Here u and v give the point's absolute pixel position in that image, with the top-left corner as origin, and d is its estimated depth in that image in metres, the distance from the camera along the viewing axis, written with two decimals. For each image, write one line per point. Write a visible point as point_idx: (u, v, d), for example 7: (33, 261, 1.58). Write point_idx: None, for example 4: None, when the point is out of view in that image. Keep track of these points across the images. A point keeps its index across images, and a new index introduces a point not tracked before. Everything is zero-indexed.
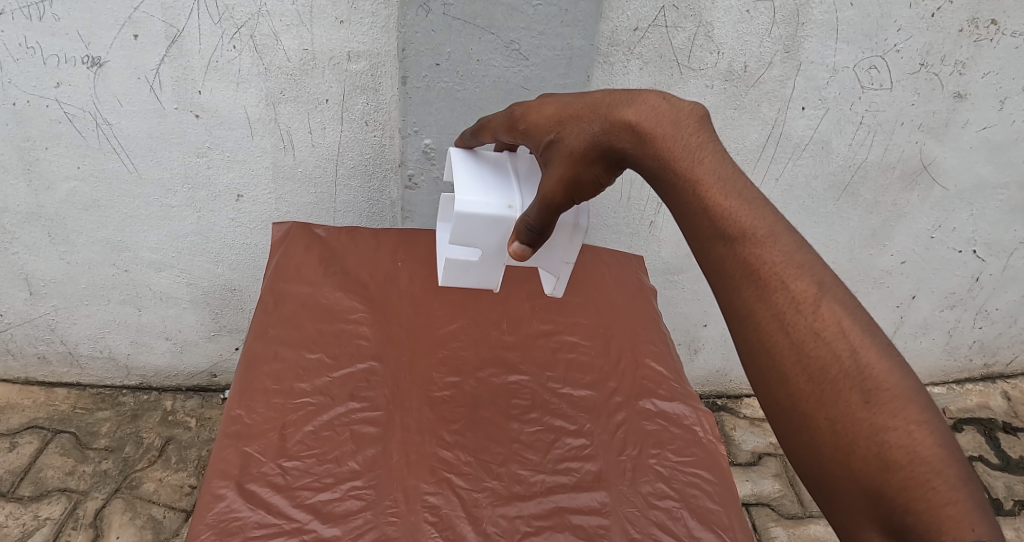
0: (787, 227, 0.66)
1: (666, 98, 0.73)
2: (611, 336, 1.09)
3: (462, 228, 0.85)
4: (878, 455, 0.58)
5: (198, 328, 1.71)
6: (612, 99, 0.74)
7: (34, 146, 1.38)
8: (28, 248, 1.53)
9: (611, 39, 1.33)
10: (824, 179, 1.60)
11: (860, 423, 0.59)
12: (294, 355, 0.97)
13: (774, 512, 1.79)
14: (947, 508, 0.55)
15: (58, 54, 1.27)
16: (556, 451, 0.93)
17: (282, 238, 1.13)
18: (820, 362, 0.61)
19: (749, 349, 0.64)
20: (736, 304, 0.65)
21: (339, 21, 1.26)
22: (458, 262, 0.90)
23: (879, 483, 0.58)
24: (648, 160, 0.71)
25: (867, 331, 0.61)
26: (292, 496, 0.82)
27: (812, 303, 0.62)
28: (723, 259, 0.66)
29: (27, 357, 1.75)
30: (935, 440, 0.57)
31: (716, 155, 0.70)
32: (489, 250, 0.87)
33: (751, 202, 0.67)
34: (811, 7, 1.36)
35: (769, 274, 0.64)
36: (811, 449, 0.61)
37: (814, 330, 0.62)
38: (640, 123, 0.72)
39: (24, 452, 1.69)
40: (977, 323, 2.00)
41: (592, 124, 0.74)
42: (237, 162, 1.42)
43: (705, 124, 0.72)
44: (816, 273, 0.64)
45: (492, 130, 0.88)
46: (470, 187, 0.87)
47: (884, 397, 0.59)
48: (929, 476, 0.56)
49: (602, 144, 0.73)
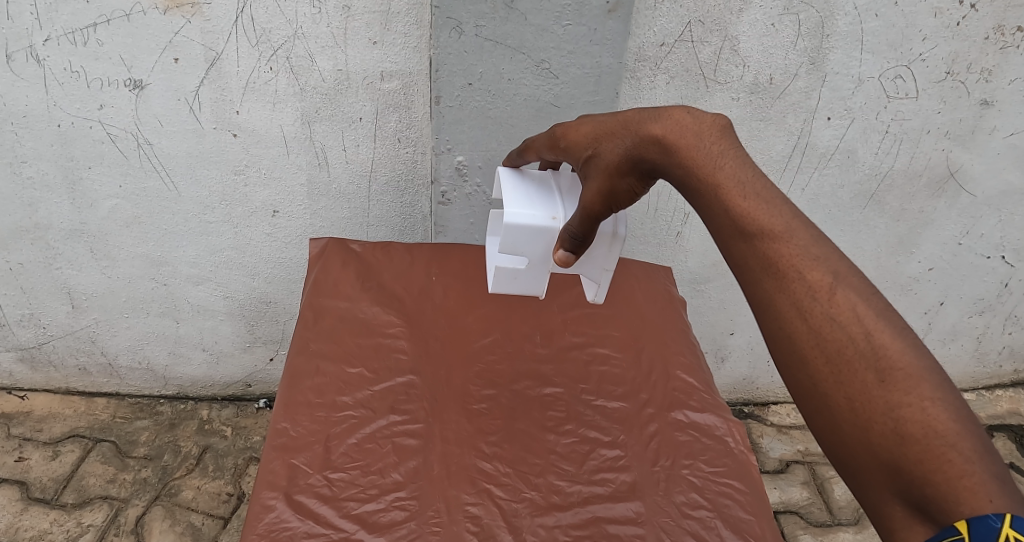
0: (806, 223, 0.68)
1: (689, 111, 0.75)
2: (641, 348, 1.11)
3: (509, 239, 0.88)
4: (894, 430, 0.59)
5: (233, 339, 1.76)
6: (641, 116, 0.77)
7: (78, 165, 1.43)
8: (71, 263, 1.59)
9: (637, 54, 1.36)
10: (850, 188, 1.61)
11: (876, 400, 0.61)
12: (335, 370, 1.00)
13: (803, 519, 1.80)
14: (964, 479, 0.57)
15: (101, 77, 1.32)
16: (592, 462, 0.95)
17: (319, 253, 1.17)
18: (836, 345, 0.63)
19: (772, 337, 0.67)
20: (759, 296, 0.67)
21: (372, 42, 1.29)
22: (505, 270, 0.92)
23: (897, 457, 0.59)
24: (674, 169, 0.74)
25: (883, 316, 0.63)
26: (339, 506, 0.86)
27: (828, 290, 0.64)
28: (744, 254, 0.68)
29: (69, 368, 1.81)
30: (949, 415, 0.59)
31: (738, 161, 0.72)
32: (535, 258, 0.90)
33: (770, 201, 0.69)
34: (835, 19, 1.37)
35: (786, 266, 0.66)
36: (833, 427, 0.63)
37: (830, 316, 0.63)
38: (665, 136, 0.74)
39: (67, 460, 1.75)
40: (1007, 329, 1.99)
41: (623, 140, 0.78)
42: (273, 179, 1.46)
43: (727, 133, 0.74)
44: (833, 264, 0.66)
45: (535, 149, 0.94)
46: (517, 201, 0.90)
47: (898, 376, 0.60)
48: (944, 448, 0.58)
49: (633, 158, 0.77)
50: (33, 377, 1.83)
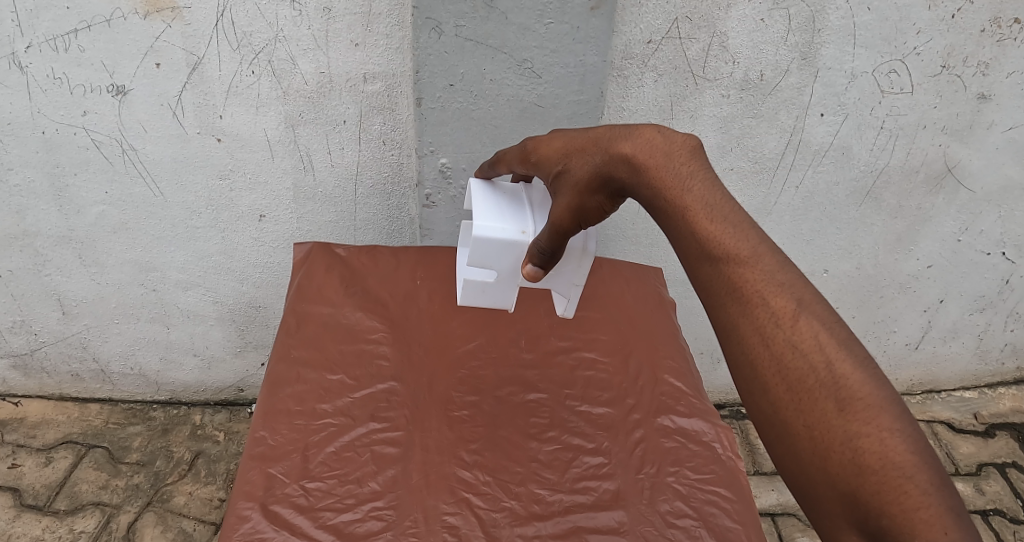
0: (772, 248, 0.67)
1: (661, 131, 0.74)
2: (629, 353, 1.09)
3: (478, 252, 0.87)
4: (852, 459, 0.59)
5: (224, 344, 1.74)
6: (612, 133, 0.76)
7: (64, 172, 1.42)
8: (59, 270, 1.58)
9: (624, 52, 1.33)
10: (845, 186, 1.59)
11: (835, 429, 0.60)
12: (317, 377, 0.99)
13: (800, 522, 1.77)
14: (920, 511, 0.56)
15: (84, 83, 1.30)
16: (574, 470, 0.93)
17: (304, 258, 1.15)
18: (797, 373, 0.62)
19: (735, 362, 0.66)
20: (722, 320, 0.67)
21: (353, 44, 1.27)
22: (474, 283, 0.91)
23: (855, 486, 0.58)
24: (643, 190, 0.73)
25: (844, 345, 0.62)
26: (315, 516, 0.84)
27: (792, 318, 0.63)
28: (710, 278, 0.68)
29: (62, 375, 1.80)
30: (908, 447, 0.58)
31: (707, 183, 0.70)
32: (503, 272, 0.89)
33: (737, 225, 0.68)
34: (827, 12, 1.35)
35: (750, 292, 0.65)
36: (792, 454, 0.62)
37: (792, 343, 0.63)
38: (635, 155, 0.73)
39: (59, 467, 1.74)
40: (1009, 326, 1.96)
41: (594, 156, 0.77)
42: (259, 184, 1.45)
43: (698, 154, 0.72)
44: (798, 291, 0.65)
45: (507, 162, 0.92)
46: (486, 213, 0.89)
47: (858, 406, 0.60)
48: (901, 480, 0.57)
49: (603, 175, 0.76)
50: (27, 384, 1.82)
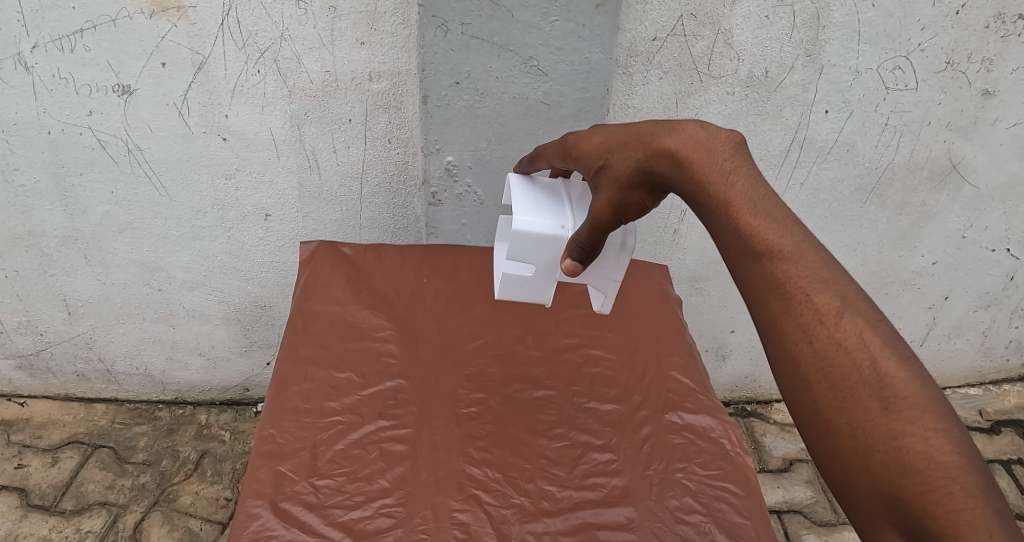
0: (816, 244, 0.67)
1: (703, 126, 0.74)
2: (635, 350, 1.09)
3: (517, 246, 0.88)
4: (895, 459, 0.59)
5: (230, 344, 1.75)
6: (655, 129, 0.76)
7: (69, 172, 1.42)
8: (65, 270, 1.58)
9: (629, 50, 1.33)
10: (849, 182, 1.59)
11: (878, 428, 0.60)
12: (323, 375, 0.99)
13: (807, 519, 1.78)
14: (964, 513, 0.56)
15: (89, 83, 1.31)
16: (582, 467, 0.93)
17: (309, 257, 1.15)
18: (840, 371, 0.62)
19: (776, 359, 0.66)
20: (764, 317, 0.67)
21: (359, 43, 1.27)
22: (512, 277, 0.92)
23: (898, 487, 0.59)
24: (685, 185, 0.73)
25: (890, 343, 0.62)
26: (325, 514, 0.84)
27: (835, 316, 0.63)
28: (752, 274, 0.68)
29: (67, 375, 1.80)
30: (953, 448, 0.58)
31: (750, 180, 0.71)
32: (542, 266, 0.89)
33: (780, 221, 0.68)
34: (831, 9, 1.35)
35: (793, 288, 0.65)
36: (833, 453, 0.63)
37: (836, 341, 0.63)
38: (678, 151, 0.73)
39: (66, 466, 1.74)
40: (1014, 323, 1.96)
41: (636, 151, 0.77)
42: (264, 183, 1.45)
43: (740, 150, 0.73)
44: (842, 288, 0.65)
45: (545, 157, 0.93)
46: (526, 207, 0.89)
47: (902, 405, 0.60)
48: (946, 481, 0.57)
49: (644, 170, 0.76)
50: (32, 384, 1.82)
